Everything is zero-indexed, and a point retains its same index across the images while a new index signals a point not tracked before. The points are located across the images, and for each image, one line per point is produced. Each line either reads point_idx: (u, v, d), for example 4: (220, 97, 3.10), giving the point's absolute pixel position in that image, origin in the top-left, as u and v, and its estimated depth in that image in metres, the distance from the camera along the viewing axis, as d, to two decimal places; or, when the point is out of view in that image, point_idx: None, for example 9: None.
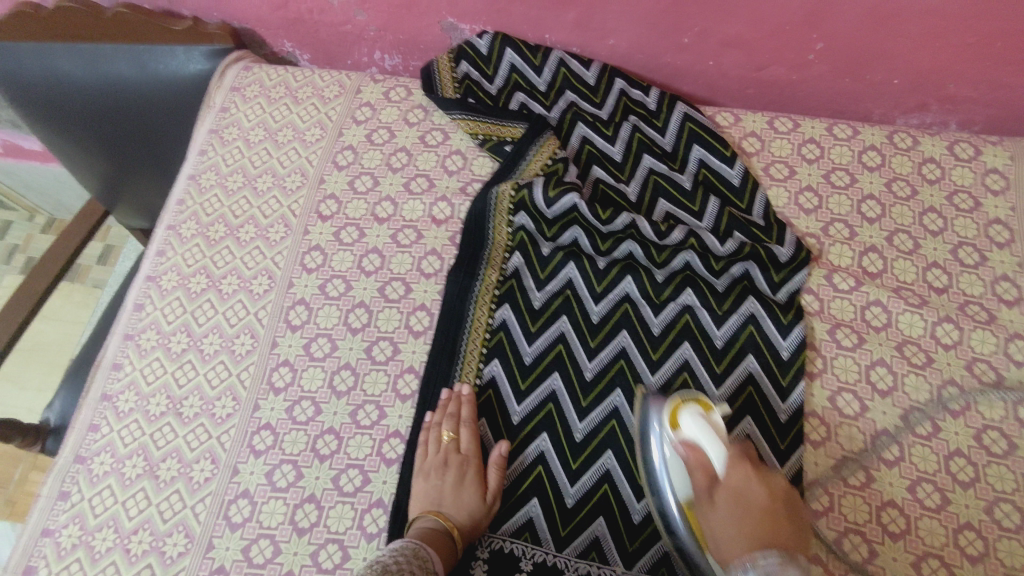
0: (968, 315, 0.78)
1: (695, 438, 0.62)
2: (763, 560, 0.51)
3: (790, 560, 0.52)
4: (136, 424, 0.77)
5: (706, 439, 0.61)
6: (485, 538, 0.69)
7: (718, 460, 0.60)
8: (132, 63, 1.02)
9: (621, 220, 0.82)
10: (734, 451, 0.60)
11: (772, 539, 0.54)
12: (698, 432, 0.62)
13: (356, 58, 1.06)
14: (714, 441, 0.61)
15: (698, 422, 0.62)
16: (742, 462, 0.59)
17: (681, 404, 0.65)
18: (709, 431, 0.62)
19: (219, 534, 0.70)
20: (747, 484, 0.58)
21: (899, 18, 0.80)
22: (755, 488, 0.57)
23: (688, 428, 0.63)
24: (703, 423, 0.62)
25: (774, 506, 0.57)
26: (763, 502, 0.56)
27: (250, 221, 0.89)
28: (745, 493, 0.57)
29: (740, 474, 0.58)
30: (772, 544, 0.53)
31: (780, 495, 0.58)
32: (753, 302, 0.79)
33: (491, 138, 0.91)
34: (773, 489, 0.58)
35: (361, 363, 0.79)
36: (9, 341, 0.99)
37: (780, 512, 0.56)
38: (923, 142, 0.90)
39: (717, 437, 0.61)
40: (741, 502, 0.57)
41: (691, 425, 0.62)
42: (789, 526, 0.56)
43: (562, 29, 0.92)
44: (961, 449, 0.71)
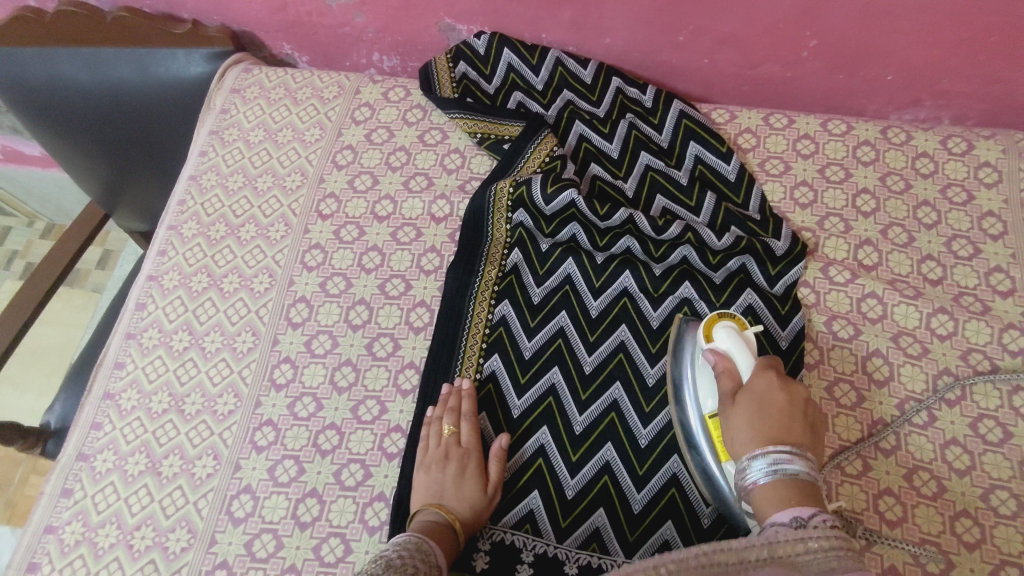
0: (962, 306, 0.79)
1: (726, 351, 0.67)
2: (773, 449, 0.57)
3: (798, 453, 0.57)
4: (139, 422, 0.78)
5: (736, 351, 0.66)
6: (486, 530, 0.70)
7: (746, 368, 0.65)
8: (135, 65, 1.04)
9: (619, 216, 0.83)
10: (762, 362, 0.65)
11: (786, 435, 0.58)
12: (731, 346, 0.66)
13: (354, 61, 1.08)
14: (743, 352, 0.66)
15: (732, 336, 0.67)
16: (769, 372, 0.64)
17: (717, 320, 0.69)
18: (740, 345, 0.66)
19: (221, 529, 0.71)
20: (770, 389, 0.62)
21: (891, 15, 0.81)
22: (778, 393, 0.61)
23: (722, 341, 0.67)
24: (737, 338, 0.67)
25: (794, 410, 0.61)
26: (782, 404, 0.61)
27: (251, 220, 0.90)
28: (768, 395, 0.61)
29: (765, 380, 0.63)
30: (785, 439, 0.58)
31: (801, 403, 0.62)
32: (751, 294, 0.79)
33: (489, 136, 0.92)
34: (795, 396, 0.62)
35: (362, 359, 0.79)
36: (4, 350, 0.99)
37: (800, 415, 0.60)
38: (916, 136, 0.90)
39: (748, 351, 0.66)
40: (760, 403, 0.61)
41: (725, 338, 0.67)
42: (806, 428, 0.60)
43: (559, 28, 0.93)
44: (957, 438, 0.72)
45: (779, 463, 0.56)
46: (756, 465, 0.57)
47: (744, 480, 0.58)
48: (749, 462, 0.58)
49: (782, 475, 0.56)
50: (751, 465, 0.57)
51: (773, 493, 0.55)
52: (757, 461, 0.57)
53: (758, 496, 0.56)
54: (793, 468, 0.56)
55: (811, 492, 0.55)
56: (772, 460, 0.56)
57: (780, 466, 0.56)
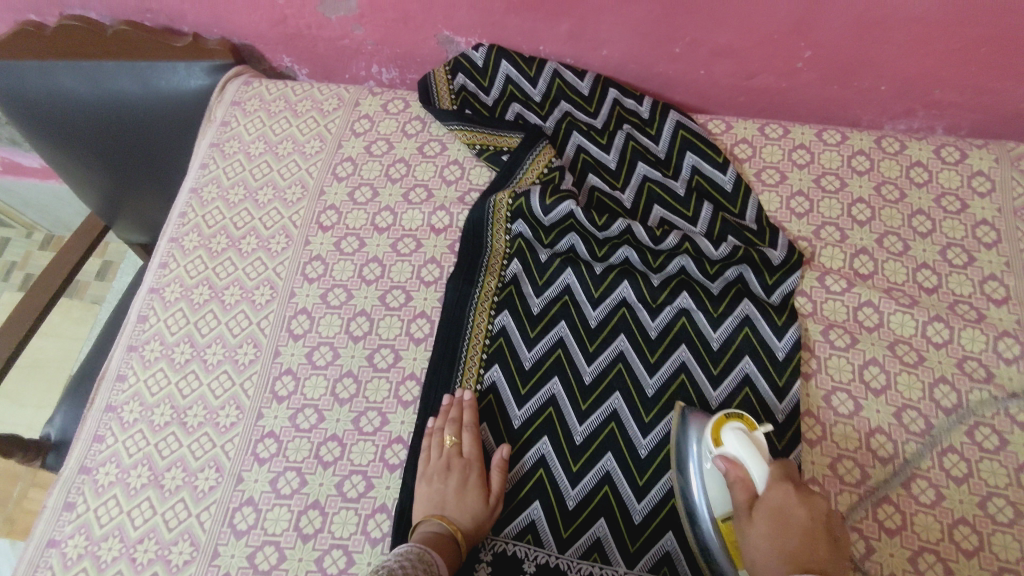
0: (957, 314, 0.80)
1: (738, 458, 0.64)
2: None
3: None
4: (141, 435, 0.78)
5: (748, 458, 0.64)
6: (487, 541, 0.70)
7: (760, 479, 0.62)
8: (136, 79, 1.04)
9: (617, 226, 0.84)
10: (775, 472, 0.63)
11: (810, 563, 0.57)
12: (743, 453, 0.64)
13: (353, 73, 1.08)
14: (756, 462, 0.63)
15: (742, 442, 0.64)
16: (785, 484, 0.61)
17: (725, 420, 0.67)
18: (752, 453, 0.64)
19: (224, 542, 0.71)
20: (788, 506, 0.60)
21: (885, 27, 0.83)
22: (797, 510, 0.59)
23: (733, 447, 0.65)
24: (747, 443, 0.64)
25: (815, 528, 0.59)
26: (803, 523, 0.59)
27: (252, 232, 0.90)
28: (787, 513, 0.60)
29: (783, 495, 0.61)
30: (810, 567, 0.56)
31: (822, 520, 0.60)
32: (748, 304, 0.80)
33: (488, 147, 0.92)
34: (814, 512, 0.60)
35: (363, 371, 0.80)
36: (4, 363, 0.99)
37: (822, 536, 0.59)
38: (910, 145, 0.92)
39: (761, 459, 0.63)
40: (781, 524, 0.59)
41: (735, 445, 0.64)
42: (829, 551, 0.58)
43: (556, 41, 0.94)
44: (954, 446, 0.73)
45: None
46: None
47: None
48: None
49: None
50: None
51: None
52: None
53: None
54: None
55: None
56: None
57: None
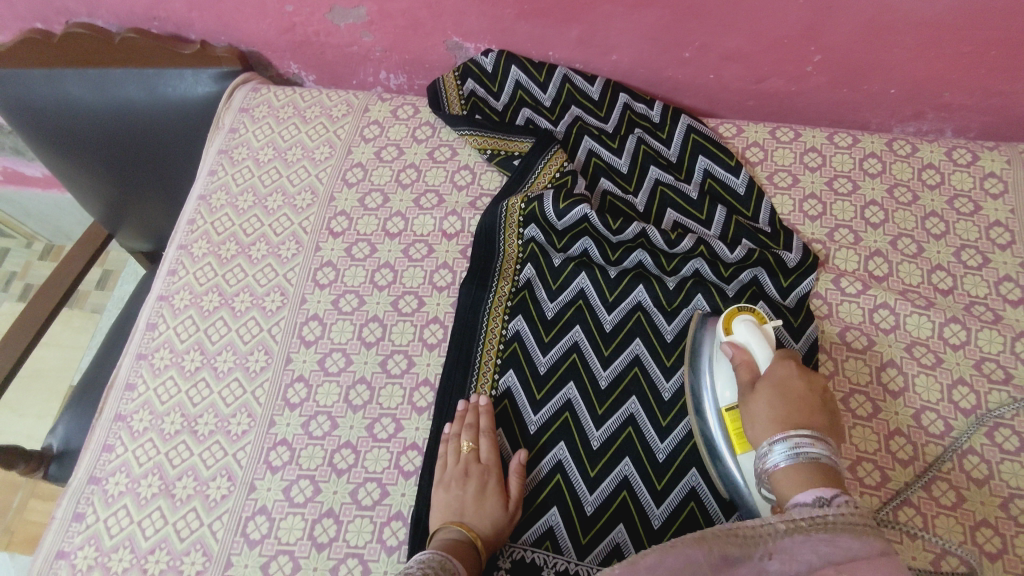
0: (974, 316, 0.79)
1: (745, 344, 0.67)
2: (795, 434, 0.57)
3: (819, 438, 0.57)
4: (152, 444, 0.77)
5: (755, 344, 0.66)
6: (505, 549, 0.69)
7: (764, 359, 0.65)
8: (142, 86, 1.03)
9: (631, 230, 0.84)
10: (780, 354, 0.65)
11: (807, 420, 0.59)
12: (750, 339, 0.67)
13: (360, 79, 1.08)
14: (762, 345, 0.66)
15: (751, 329, 0.67)
16: (787, 361, 0.64)
17: (737, 312, 0.70)
18: (760, 338, 0.66)
19: (237, 551, 0.70)
20: (790, 377, 0.62)
21: (895, 30, 0.83)
22: (797, 381, 0.62)
23: (741, 333, 0.67)
24: (755, 330, 0.67)
25: (813, 398, 0.61)
26: (803, 391, 0.61)
27: (261, 238, 0.90)
28: (787, 382, 0.62)
29: (785, 369, 0.63)
30: (805, 424, 0.59)
31: (821, 391, 0.63)
32: (764, 307, 0.80)
33: (499, 152, 0.92)
34: (813, 385, 0.62)
35: (376, 377, 0.79)
36: (5, 374, 0.98)
37: (820, 402, 0.61)
38: (921, 148, 0.92)
39: (767, 343, 0.66)
40: (781, 390, 0.61)
41: (744, 331, 0.67)
42: (824, 417, 0.60)
43: (565, 46, 0.94)
44: (975, 448, 0.72)
45: (801, 446, 0.56)
46: (777, 450, 0.57)
47: (764, 464, 0.58)
48: (771, 446, 0.58)
49: (802, 461, 0.56)
50: (772, 448, 0.58)
51: (796, 473, 0.56)
52: (778, 445, 0.57)
53: (780, 480, 0.57)
54: (814, 452, 0.56)
55: (832, 477, 0.56)
56: (794, 444, 0.57)
57: (802, 450, 0.56)
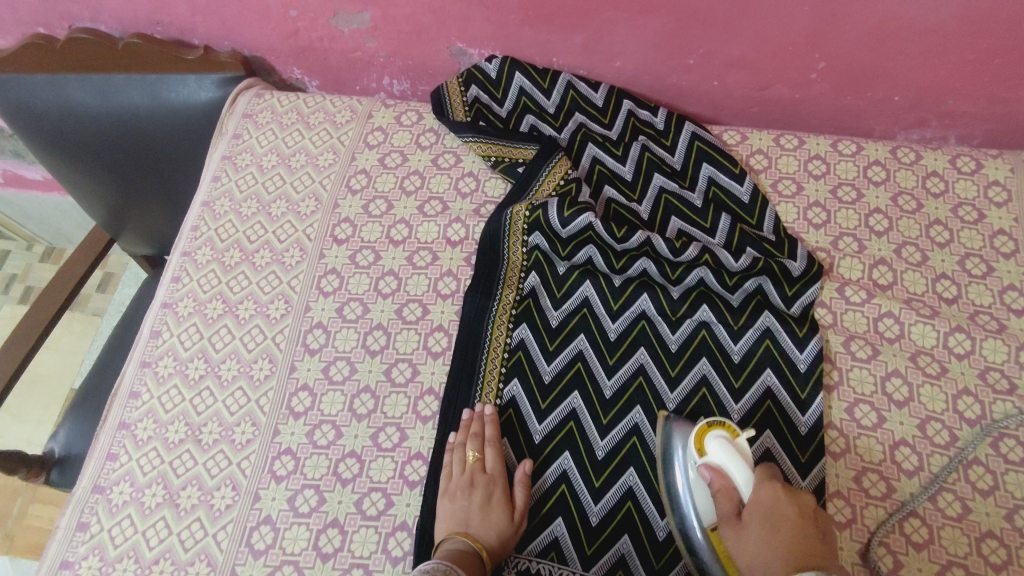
0: (978, 325, 0.79)
1: (722, 466, 0.64)
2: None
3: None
4: (155, 453, 0.77)
5: (732, 465, 0.64)
6: (511, 559, 0.69)
7: (745, 485, 0.63)
8: (145, 91, 1.04)
9: (636, 239, 0.84)
10: (760, 475, 0.63)
11: (807, 556, 0.55)
12: (726, 460, 0.65)
13: (363, 84, 1.08)
14: (739, 466, 0.64)
15: (724, 448, 0.65)
16: (769, 484, 0.62)
17: (707, 428, 0.68)
18: (736, 458, 0.64)
19: (242, 562, 0.70)
20: (776, 506, 0.59)
21: (900, 38, 0.83)
22: (785, 507, 0.59)
23: (715, 454, 0.65)
24: (729, 450, 0.65)
25: (806, 525, 0.58)
26: (794, 520, 0.58)
27: (265, 246, 0.89)
28: (776, 511, 0.59)
29: (768, 494, 0.61)
30: (805, 562, 0.54)
31: (811, 514, 0.60)
32: (769, 316, 0.80)
33: (503, 160, 0.92)
34: (804, 510, 0.59)
35: (381, 386, 0.79)
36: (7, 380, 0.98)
37: (812, 528, 0.58)
38: (926, 156, 0.92)
39: (744, 464, 0.64)
40: (771, 524, 0.58)
41: (718, 452, 0.65)
42: (822, 546, 0.57)
43: (570, 52, 0.94)
44: (979, 458, 0.72)
45: None
46: None
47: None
48: None
49: None
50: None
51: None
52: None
53: None
54: None
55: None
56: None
57: None
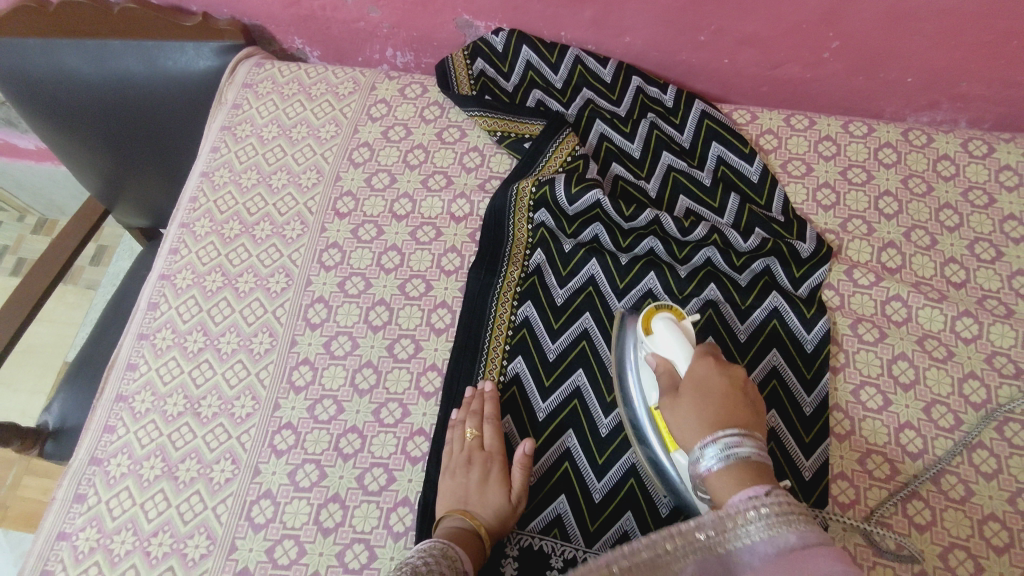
0: (986, 309, 0.79)
1: (663, 346, 0.64)
2: (723, 435, 0.54)
3: (747, 435, 0.54)
4: (154, 425, 0.76)
5: (676, 346, 0.63)
6: (513, 536, 0.69)
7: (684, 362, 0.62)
8: (141, 58, 1.00)
9: (645, 216, 0.83)
10: (700, 350, 0.62)
11: (732, 416, 0.56)
12: (670, 339, 0.64)
13: (366, 56, 1.06)
14: (682, 344, 0.63)
15: (669, 329, 0.64)
16: (707, 357, 0.61)
17: (655, 311, 0.67)
18: (678, 335, 0.64)
19: (242, 535, 0.69)
20: (709, 375, 0.59)
21: (916, 18, 0.81)
22: (717, 376, 0.59)
23: (661, 334, 0.65)
24: (675, 329, 0.64)
25: (738, 393, 0.58)
26: (723, 386, 0.58)
27: (265, 217, 0.88)
28: (709, 382, 0.59)
29: (706, 366, 0.60)
30: (730, 420, 0.55)
31: (742, 384, 0.60)
32: (777, 297, 0.79)
33: (509, 134, 0.90)
34: (736, 382, 0.59)
35: (383, 361, 0.78)
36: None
37: (742, 396, 0.58)
38: (937, 139, 0.90)
39: (687, 341, 0.63)
40: (702, 388, 0.59)
41: (663, 331, 0.64)
42: (751, 408, 0.58)
43: (578, 27, 0.92)
44: (984, 442, 0.72)
45: (731, 448, 0.53)
46: (707, 454, 0.53)
47: (696, 469, 0.55)
48: (701, 450, 0.54)
49: (732, 462, 0.52)
50: (703, 452, 0.54)
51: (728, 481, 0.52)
52: (708, 449, 0.53)
53: (712, 485, 0.53)
54: (742, 451, 0.53)
55: (763, 474, 0.53)
56: (724, 446, 0.53)
57: (732, 451, 0.53)
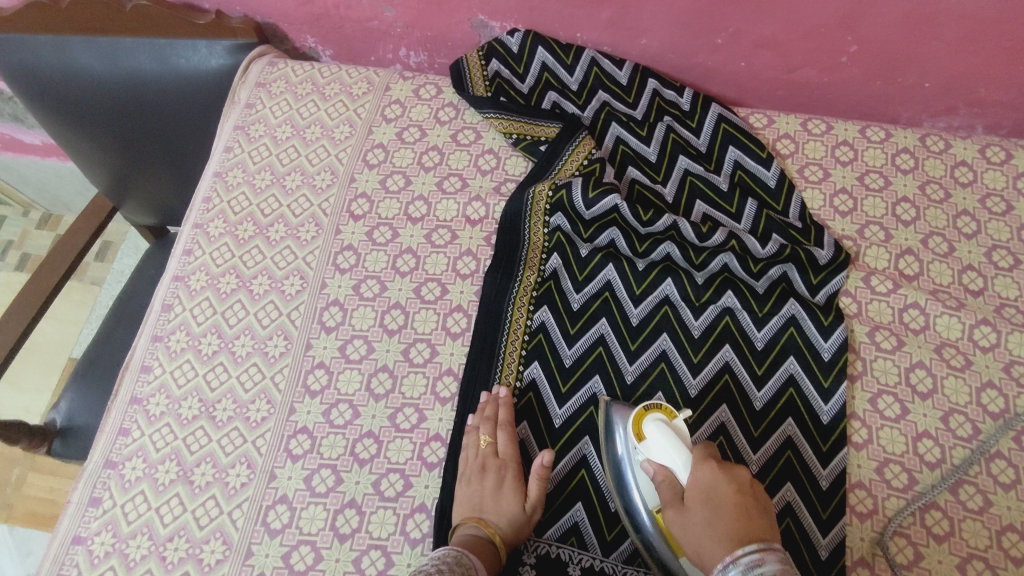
0: (1004, 318, 0.79)
1: (660, 453, 0.62)
2: (743, 554, 0.51)
3: (768, 549, 0.52)
4: (168, 429, 0.75)
5: (672, 452, 0.61)
6: (530, 544, 0.69)
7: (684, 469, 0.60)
8: (152, 56, 1.00)
9: (662, 222, 0.82)
10: (697, 454, 0.60)
11: (747, 532, 0.54)
12: (665, 445, 0.62)
13: (379, 55, 1.05)
14: (678, 450, 0.61)
15: (663, 432, 0.62)
16: (707, 462, 0.59)
17: (644, 411, 0.65)
18: (673, 439, 0.62)
19: (258, 541, 0.69)
20: (713, 482, 0.57)
21: (937, 22, 0.81)
22: (722, 484, 0.57)
23: (655, 439, 0.62)
24: (668, 433, 0.62)
25: (744, 500, 0.57)
26: (730, 497, 0.57)
27: (279, 219, 0.87)
28: (714, 491, 0.57)
29: (706, 473, 0.58)
30: (747, 536, 0.53)
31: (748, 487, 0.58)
32: (795, 304, 0.79)
33: (525, 137, 0.89)
34: (742, 485, 0.58)
35: (399, 366, 0.77)
36: (9, 350, 0.96)
37: (750, 502, 0.57)
38: (955, 144, 0.90)
39: (683, 446, 0.61)
40: (709, 502, 0.57)
41: (657, 436, 0.62)
42: (761, 520, 0.56)
43: (594, 28, 0.91)
44: (1001, 452, 0.72)
45: (754, 569, 0.50)
46: None
47: None
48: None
49: None
50: None
51: None
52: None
53: None
54: (768, 571, 0.50)
55: None
56: (746, 568, 0.50)
57: (756, 574, 0.50)
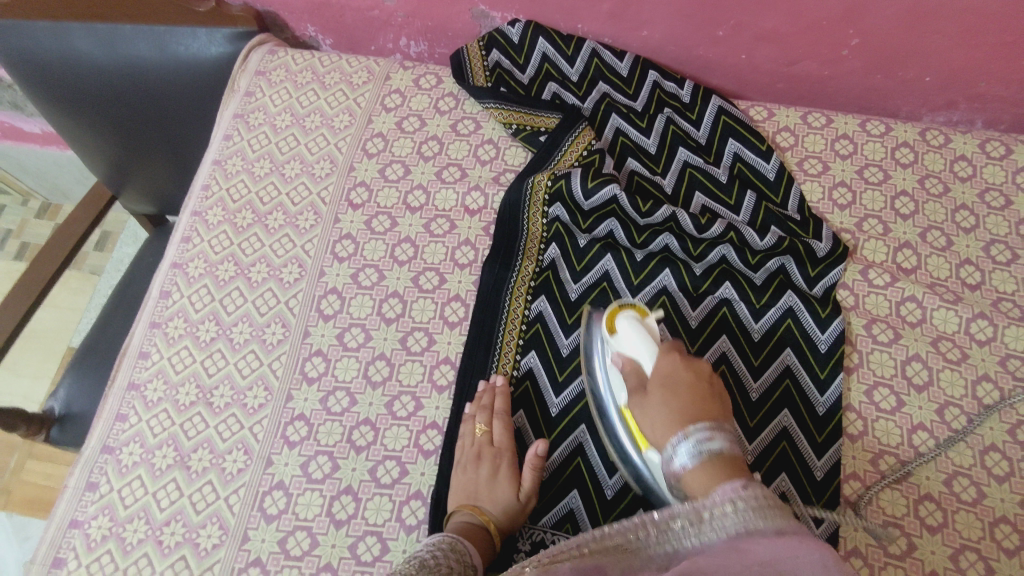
0: (1001, 312, 0.79)
1: (630, 346, 0.66)
2: (693, 429, 0.55)
3: (718, 428, 0.55)
4: (166, 414, 0.75)
5: (641, 346, 0.66)
6: (525, 531, 0.69)
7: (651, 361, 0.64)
8: (152, 43, 0.99)
9: (661, 213, 0.82)
10: (664, 348, 0.65)
11: (700, 411, 0.57)
12: (635, 339, 0.66)
13: (379, 45, 1.05)
14: (646, 344, 0.66)
15: (634, 327, 0.67)
16: (672, 354, 0.64)
17: (618, 310, 0.70)
18: (642, 334, 0.66)
19: (254, 526, 0.69)
20: (675, 370, 0.62)
21: (938, 16, 0.80)
22: (682, 371, 0.62)
23: (626, 334, 0.67)
24: (639, 328, 0.67)
25: (702, 386, 0.61)
26: (688, 381, 0.61)
27: (278, 208, 0.87)
28: (675, 377, 0.61)
29: (670, 363, 0.63)
30: (699, 414, 0.57)
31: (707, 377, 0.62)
32: (792, 296, 0.79)
33: (525, 127, 0.89)
34: (700, 374, 0.62)
35: (396, 354, 0.78)
36: (7, 337, 0.96)
37: (707, 389, 0.61)
38: (954, 139, 0.90)
39: (651, 342, 0.66)
40: (669, 386, 0.61)
41: (628, 330, 0.67)
42: (717, 402, 0.60)
43: (595, 20, 0.91)
44: (996, 444, 0.72)
45: (701, 441, 0.54)
46: (680, 451, 0.54)
47: (672, 467, 0.55)
48: (674, 448, 0.55)
49: (706, 454, 0.53)
50: (676, 449, 0.55)
51: (702, 472, 0.52)
52: (680, 446, 0.54)
53: (688, 480, 0.53)
54: (714, 445, 0.53)
55: (737, 465, 0.53)
56: (694, 441, 0.54)
57: (703, 444, 0.53)
